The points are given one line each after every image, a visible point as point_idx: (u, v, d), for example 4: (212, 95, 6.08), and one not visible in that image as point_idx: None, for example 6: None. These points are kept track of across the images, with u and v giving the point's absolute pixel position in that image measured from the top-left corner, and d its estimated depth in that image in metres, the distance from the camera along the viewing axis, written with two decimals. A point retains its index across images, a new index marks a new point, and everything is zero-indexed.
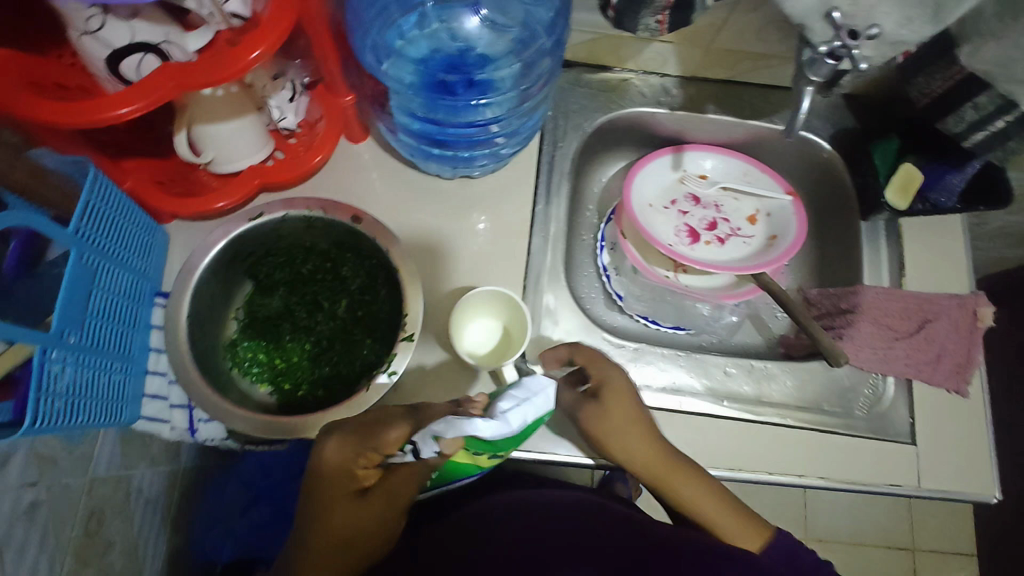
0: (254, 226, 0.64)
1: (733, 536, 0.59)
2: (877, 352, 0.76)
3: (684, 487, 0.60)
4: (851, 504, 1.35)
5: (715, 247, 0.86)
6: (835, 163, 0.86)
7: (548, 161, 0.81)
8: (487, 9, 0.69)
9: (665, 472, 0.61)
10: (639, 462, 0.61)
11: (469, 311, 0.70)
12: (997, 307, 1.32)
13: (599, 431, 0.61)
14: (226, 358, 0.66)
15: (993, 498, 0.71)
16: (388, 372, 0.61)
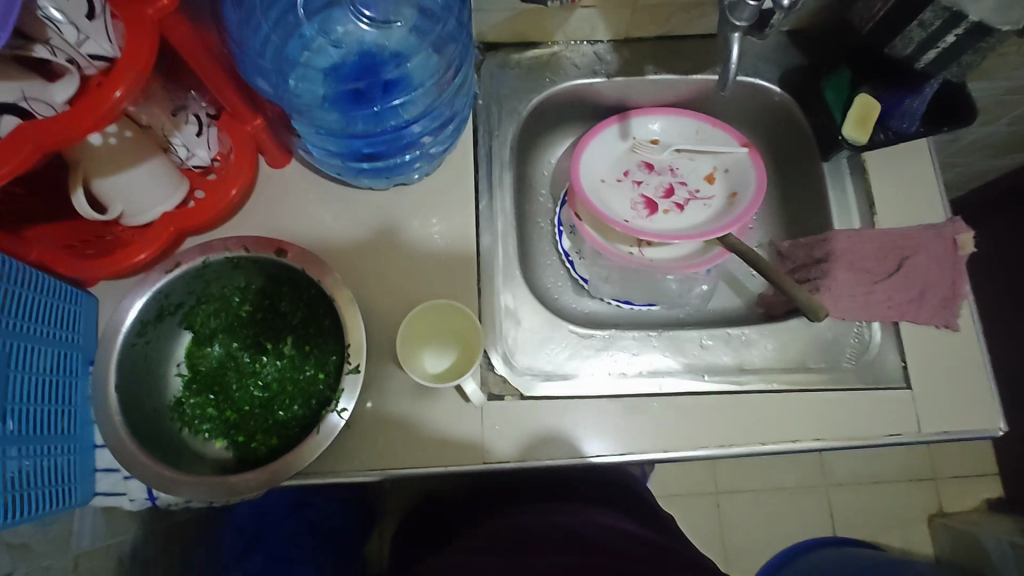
0: (174, 277, 0.60)
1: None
2: (857, 298, 0.72)
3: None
4: None
5: (676, 215, 0.82)
6: (788, 105, 0.81)
7: (485, 152, 0.77)
8: (370, 7, 0.64)
9: None
10: None
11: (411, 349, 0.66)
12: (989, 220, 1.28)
13: None
14: (174, 420, 0.62)
15: (999, 430, 0.68)
16: (338, 413, 0.57)
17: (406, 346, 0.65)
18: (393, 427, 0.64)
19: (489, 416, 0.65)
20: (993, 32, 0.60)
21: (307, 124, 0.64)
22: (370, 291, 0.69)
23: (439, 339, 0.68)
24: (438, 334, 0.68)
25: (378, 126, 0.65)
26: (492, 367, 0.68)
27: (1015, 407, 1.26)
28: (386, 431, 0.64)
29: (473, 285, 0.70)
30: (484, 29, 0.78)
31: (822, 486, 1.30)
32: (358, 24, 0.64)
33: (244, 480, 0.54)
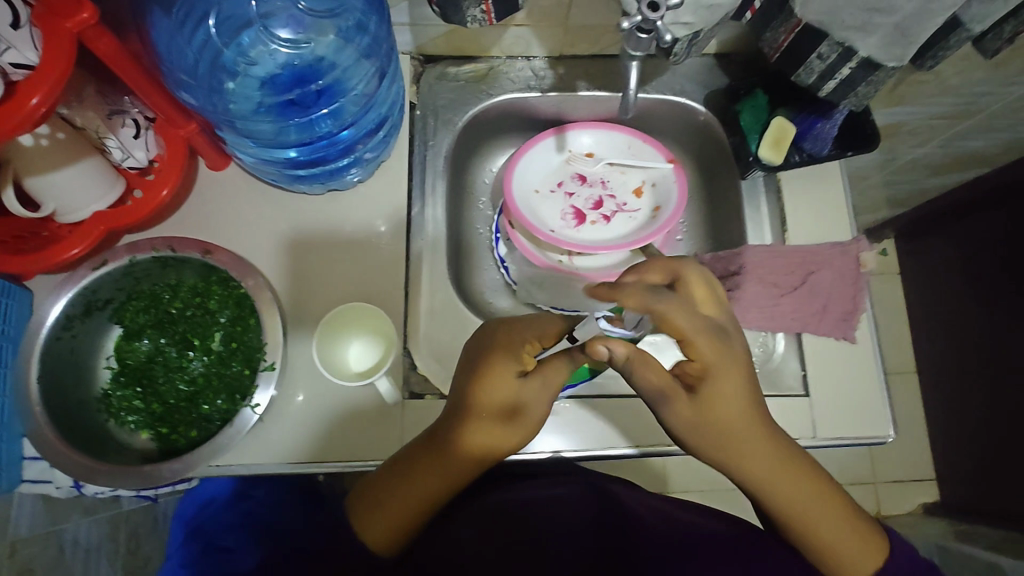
0: (100, 275, 0.62)
1: (847, 553, 0.59)
2: (764, 310, 0.77)
3: (788, 485, 0.58)
4: None
5: (602, 226, 0.86)
6: (711, 125, 0.85)
7: (420, 160, 0.80)
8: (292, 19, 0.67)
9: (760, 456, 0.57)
10: (741, 463, 0.57)
11: (336, 348, 0.72)
12: (935, 237, 1.33)
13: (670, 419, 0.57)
14: (100, 411, 0.65)
15: (888, 437, 0.73)
16: (251, 408, 0.60)
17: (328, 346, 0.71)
18: (322, 424, 0.69)
19: (409, 414, 0.69)
20: (881, 66, 0.65)
21: (246, 135, 0.68)
22: (302, 292, 0.73)
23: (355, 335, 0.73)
24: (350, 332, 0.73)
25: (311, 135, 0.69)
26: (415, 367, 0.72)
27: (954, 413, 1.31)
28: (313, 428, 0.69)
29: (401, 289, 0.74)
30: (423, 42, 0.81)
31: None
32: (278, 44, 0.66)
33: (160, 470, 0.57)
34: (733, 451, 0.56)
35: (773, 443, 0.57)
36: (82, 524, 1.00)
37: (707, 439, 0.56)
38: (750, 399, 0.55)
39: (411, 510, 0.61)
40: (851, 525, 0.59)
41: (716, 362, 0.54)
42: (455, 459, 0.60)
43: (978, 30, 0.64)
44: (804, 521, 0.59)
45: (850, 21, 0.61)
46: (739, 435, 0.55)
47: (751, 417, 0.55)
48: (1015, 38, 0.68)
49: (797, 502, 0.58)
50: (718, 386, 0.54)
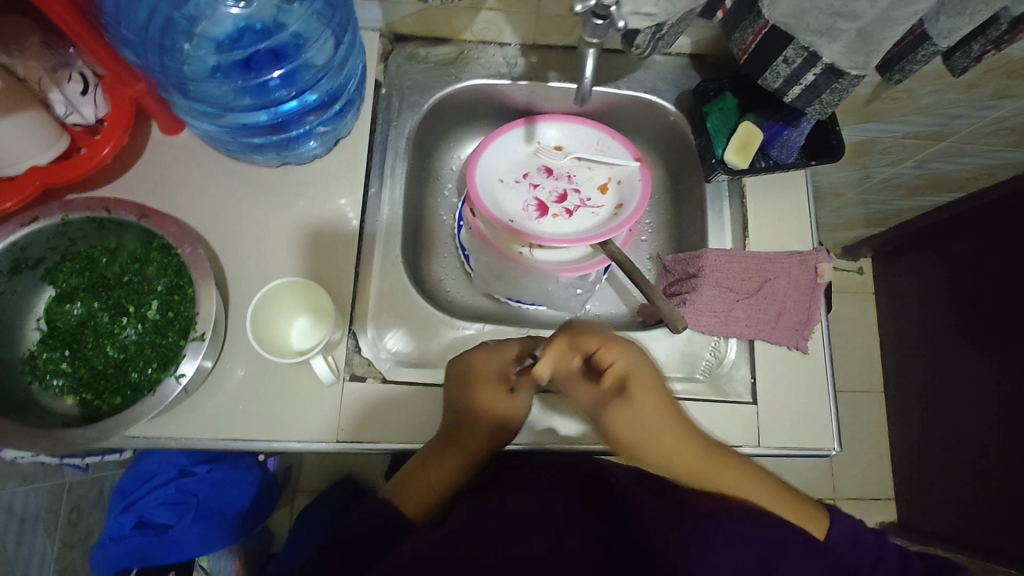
0: (31, 232, 0.59)
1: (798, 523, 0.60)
2: (718, 314, 0.76)
3: (721, 476, 0.62)
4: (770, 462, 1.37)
5: (563, 220, 0.84)
6: (681, 125, 0.84)
7: (382, 140, 0.78)
8: None
9: (708, 472, 0.62)
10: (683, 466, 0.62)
11: (283, 323, 0.71)
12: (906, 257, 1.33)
13: (630, 434, 0.62)
14: (23, 372, 0.62)
15: (832, 450, 0.73)
16: (176, 377, 0.58)
17: (270, 319, 0.69)
18: (255, 402, 0.67)
19: (348, 396, 0.68)
20: (844, 74, 0.64)
21: (199, 98, 0.67)
22: (252, 266, 0.72)
23: (303, 313, 0.71)
24: (296, 309, 0.71)
25: (264, 100, 0.69)
26: (359, 349, 0.71)
27: (916, 434, 1.33)
28: (246, 405, 0.67)
29: (352, 268, 0.73)
30: (392, 19, 0.79)
31: None
32: (225, 7, 0.65)
33: (78, 434, 0.56)
34: (660, 446, 0.62)
35: (695, 438, 0.63)
36: (19, 491, 0.98)
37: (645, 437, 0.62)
38: (671, 406, 0.63)
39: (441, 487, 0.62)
40: (794, 502, 0.62)
41: (633, 370, 0.63)
42: (478, 426, 0.64)
43: (944, 46, 0.64)
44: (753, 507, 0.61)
45: (816, 24, 0.60)
46: (666, 429, 0.62)
47: (668, 419, 0.63)
48: (983, 57, 0.68)
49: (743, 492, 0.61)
50: (641, 389, 0.63)
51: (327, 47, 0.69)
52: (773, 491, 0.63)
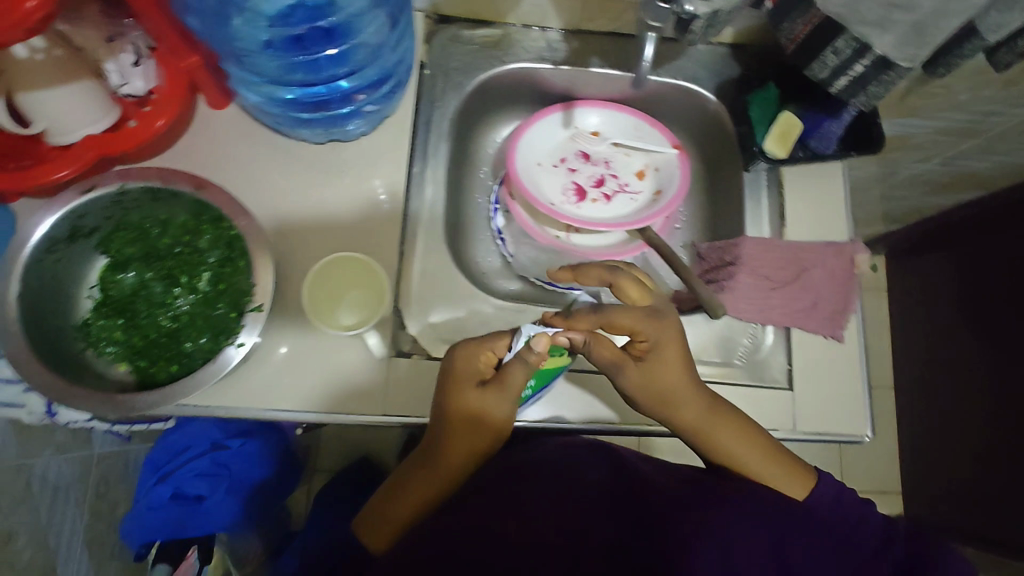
0: (89, 199, 0.60)
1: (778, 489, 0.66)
2: (754, 302, 0.77)
3: (722, 433, 0.65)
4: None
5: (602, 205, 0.85)
6: (720, 115, 0.85)
7: (425, 122, 0.79)
8: None
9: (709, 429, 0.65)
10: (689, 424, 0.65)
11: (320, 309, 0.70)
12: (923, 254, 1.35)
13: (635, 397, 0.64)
14: (77, 339, 0.63)
15: (865, 437, 0.74)
16: (236, 346, 0.59)
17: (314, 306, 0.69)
18: (302, 375, 0.68)
19: (394, 371, 0.69)
20: (894, 66, 0.65)
21: (250, 71, 0.68)
22: (298, 241, 0.72)
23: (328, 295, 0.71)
24: (322, 292, 0.70)
25: (314, 76, 0.70)
26: (404, 327, 0.72)
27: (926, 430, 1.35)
28: (293, 377, 0.68)
29: (396, 246, 0.73)
30: None
31: None
32: None
33: (137, 400, 0.57)
34: (665, 406, 0.64)
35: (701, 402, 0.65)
36: (53, 460, 1.00)
37: (650, 400, 0.64)
38: (687, 373, 0.63)
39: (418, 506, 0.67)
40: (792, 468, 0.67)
41: (658, 337, 0.62)
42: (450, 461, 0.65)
43: (993, 42, 0.64)
44: (743, 465, 0.66)
45: (870, 16, 0.60)
46: (678, 394, 0.63)
47: (681, 386, 0.63)
48: None
49: (736, 450, 0.66)
50: (661, 358, 0.63)
51: (379, 24, 0.70)
52: (762, 462, 0.66)
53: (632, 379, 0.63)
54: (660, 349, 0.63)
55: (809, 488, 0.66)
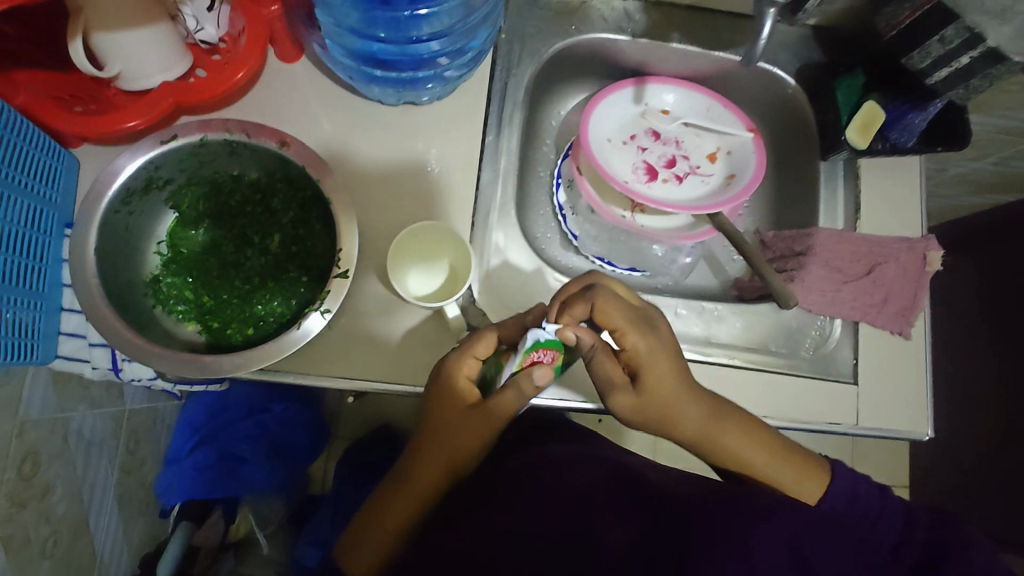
0: (168, 150, 0.57)
1: (792, 490, 0.63)
2: (825, 294, 0.76)
3: (726, 437, 0.62)
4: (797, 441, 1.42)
5: (672, 185, 0.83)
6: (798, 100, 0.83)
7: (500, 89, 0.76)
8: None
9: (711, 437, 0.62)
10: (691, 437, 0.62)
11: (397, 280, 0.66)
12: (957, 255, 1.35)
13: (635, 416, 0.60)
14: (147, 295, 0.61)
15: (925, 435, 0.73)
16: (321, 312, 0.57)
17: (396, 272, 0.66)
18: (366, 350, 0.65)
19: None
20: (1005, 60, 0.62)
21: (331, 20, 0.65)
22: (369, 206, 0.70)
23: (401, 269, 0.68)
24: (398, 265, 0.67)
25: (396, 35, 0.66)
26: (474, 300, 0.69)
27: None
28: (360, 347, 0.65)
29: (469, 217, 0.71)
30: None
31: None
32: None
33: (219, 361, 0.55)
34: (667, 423, 0.61)
35: (703, 411, 0.61)
36: (88, 415, 0.98)
37: (650, 419, 0.60)
38: (684, 383, 0.60)
39: (379, 546, 0.63)
40: (800, 464, 0.64)
41: (643, 347, 0.59)
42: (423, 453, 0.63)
43: None
44: (751, 468, 0.63)
45: (992, 5, 0.59)
46: (675, 405, 0.59)
47: (680, 399, 0.60)
48: None
49: (745, 454, 0.63)
50: (651, 370, 0.59)
51: None
52: (779, 471, 0.63)
53: (629, 394, 0.59)
54: (646, 361, 0.59)
55: (824, 485, 0.63)
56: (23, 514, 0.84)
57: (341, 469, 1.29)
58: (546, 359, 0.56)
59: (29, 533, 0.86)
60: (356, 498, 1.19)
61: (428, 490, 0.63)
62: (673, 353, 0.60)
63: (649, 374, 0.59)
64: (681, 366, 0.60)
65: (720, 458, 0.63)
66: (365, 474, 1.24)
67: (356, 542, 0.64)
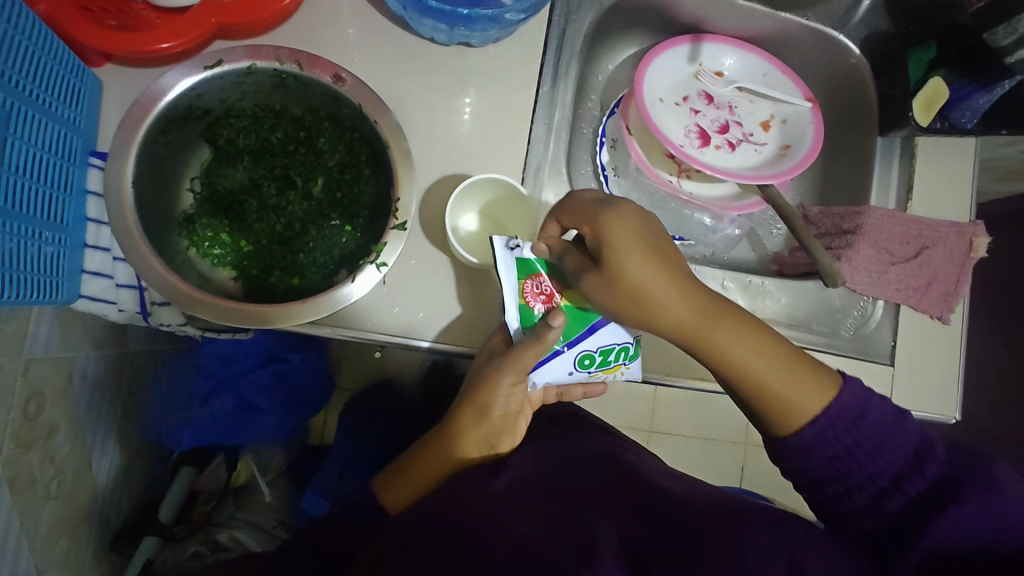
0: (212, 77, 0.52)
1: (790, 400, 0.55)
2: (872, 275, 0.75)
3: (718, 333, 0.55)
4: None
5: (725, 153, 0.79)
6: (861, 70, 0.79)
7: (558, 35, 0.72)
8: None
9: (696, 331, 0.55)
10: (672, 327, 0.55)
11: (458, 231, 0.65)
12: None
13: (608, 301, 0.55)
14: (180, 235, 0.57)
15: (953, 420, 0.73)
16: (377, 266, 0.53)
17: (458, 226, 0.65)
18: (417, 312, 0.64)
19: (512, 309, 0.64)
20: None
21: None
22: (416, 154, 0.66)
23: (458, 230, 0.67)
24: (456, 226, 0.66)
25: None
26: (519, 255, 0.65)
27: None
28: (406, 309, 0.63)
29: (520, 173, 0.67)
30: None
31: (740, 443, 1.43)
32: None
33: (265, 311, 0.51)
34: (643, 310, 0.55)
35: (686, 301, 0.55)
36: (92, 356, 0.94)
37: (622, 303, 0.55)
38: (655, 266, 0.54)
39: (418, 490, 0.68)
40: (807, 373, 0.56)
41: (602, 222, 0.55)
42: (462, 422, 0.68)
43: None
44: (747, 372, 0.56)
45: None
46: (646, 287, 0.54)
47: (654, 283, 0.54)
48: None
49: (737, 353, 0.55)
50: (613, 247, 0.54)
51: None
52: (780, 379, 0.55)
53: (597, 278, 0.55)
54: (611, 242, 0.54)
55: (827, 397, 0.55)
56: (28, 454, 0.81)
57: (344, 421, 1.27)
58: (548, 289, 0.60)
59: (34, 475, 0.82)
60: (360, 451, 1.18)
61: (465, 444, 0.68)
62: (649, 235, 0.55)
63: (608, 249, 0.54)
64: (655, 250, 0.55)
65: (712, 356, 0.56)
66: (368, 426, 1.23)
67: (400, 481, 0.69)
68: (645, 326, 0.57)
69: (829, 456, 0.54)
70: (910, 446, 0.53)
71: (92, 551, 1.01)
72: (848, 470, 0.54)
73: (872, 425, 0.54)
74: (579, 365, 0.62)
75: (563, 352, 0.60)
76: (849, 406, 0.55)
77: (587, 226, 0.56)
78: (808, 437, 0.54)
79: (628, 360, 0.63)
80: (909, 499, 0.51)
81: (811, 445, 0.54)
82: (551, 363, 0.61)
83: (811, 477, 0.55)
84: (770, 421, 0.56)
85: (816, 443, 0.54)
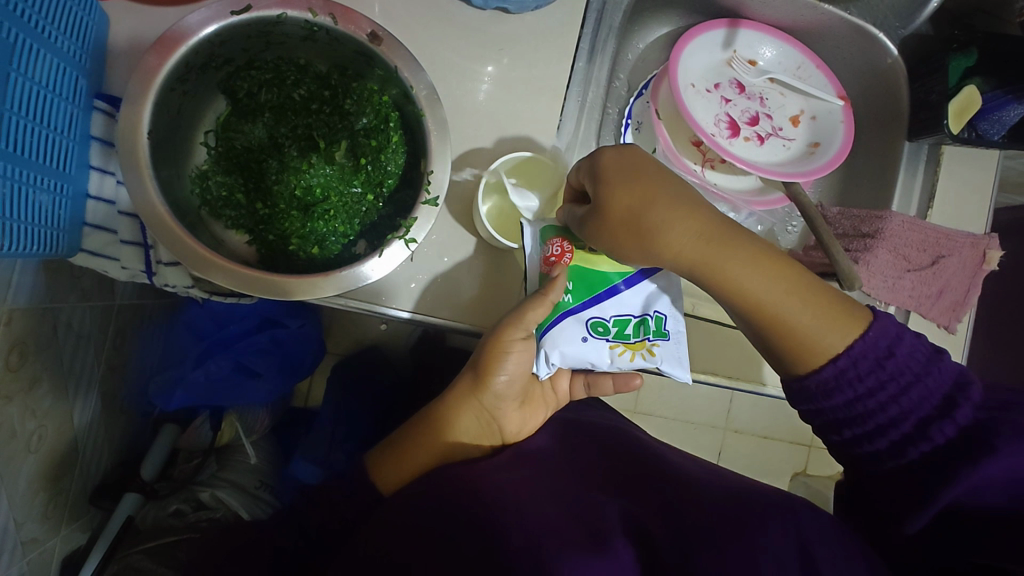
0: (239, 24, 0.48)
1: (810, 329, 0.54)
2: (887, 281, 0.75)
3: (728, 261, 0.54)
4: (771, 404, 1.47)
5: (754, 146, 0.78)
6: (897, 71, 0.77)
7: (597, 8, 0.69)
8: None
9: (705, 257, 0.54)
10: (681, 257, 0.55)
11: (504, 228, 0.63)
12: None
13: (613, 236, 0.55)
14: (193, 193, 0.54)
15: None
16: (406, 242, 0.50)
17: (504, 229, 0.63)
18: (437, 287, 0.61)
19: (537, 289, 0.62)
20: None
21: None
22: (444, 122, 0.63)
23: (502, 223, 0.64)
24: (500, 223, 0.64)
25: None
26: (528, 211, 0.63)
27: None
28: (425, 284, 0.61)
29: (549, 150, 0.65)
30: None
31: (721, 428, 1.46)
32: None
33: (284, 279, 0.48)
34: (649, 240, 0.54)
35: (693, 228, 0.54)
36: (78, 307, 0.90)
37: (628, 234, 0.55)
38: (655, 188, 0.55)
39: (418, 467, 0.62)
40: (830, 304, 0.55)
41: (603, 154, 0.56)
42: (464, 392, 0.63)
43: None
44: (761, 302, 0.54)
45: None
46: (647, 208, 0.54)
47: (652, 207, 0.54)
48: None
49: (749, 281, 0.54)
50: (608, 181, 0.55)
51: None
52: (794, 309, 0.54)
53: (595, 221, 0.56)
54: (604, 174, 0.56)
55: (850, 334, 0.54)
56: (8, 407, 0.77)
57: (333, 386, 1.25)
58: (557, 250, 0.57)
59: (15, 426, 0.79)
60: (351, 417, 1.16)
61: (468, 409, 0.63)
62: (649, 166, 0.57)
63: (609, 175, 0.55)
64: (653, 180, 0.55)
65: (726, 289, 0.55)
66: (358, 390, 1.22)
67: (396, 457, 0.63)
68: (657, 261, 0.56)
69: (846, 400, 0.53)
70: (941, 391, 0.52)
71: (71, 506, 0.98)
72: (872, 410, 0.53)
73: (900, 363, 0.53)
74: (589, 337, 0.57)
75: (569, 316, 0.57)
76: (877, 344, 0.53)
77: (587, 178, 0.57)
78: (827, 377, 0.54)
79: (652, 337, 0.58)
80: (934, 447, 0.50)
81: (829, 385, 0.54)
82: (559, 331, 0.57)
83: (828, 417, 0.55)
84: (793, 358, 0.55)
85: (836, 383, 0.54)
